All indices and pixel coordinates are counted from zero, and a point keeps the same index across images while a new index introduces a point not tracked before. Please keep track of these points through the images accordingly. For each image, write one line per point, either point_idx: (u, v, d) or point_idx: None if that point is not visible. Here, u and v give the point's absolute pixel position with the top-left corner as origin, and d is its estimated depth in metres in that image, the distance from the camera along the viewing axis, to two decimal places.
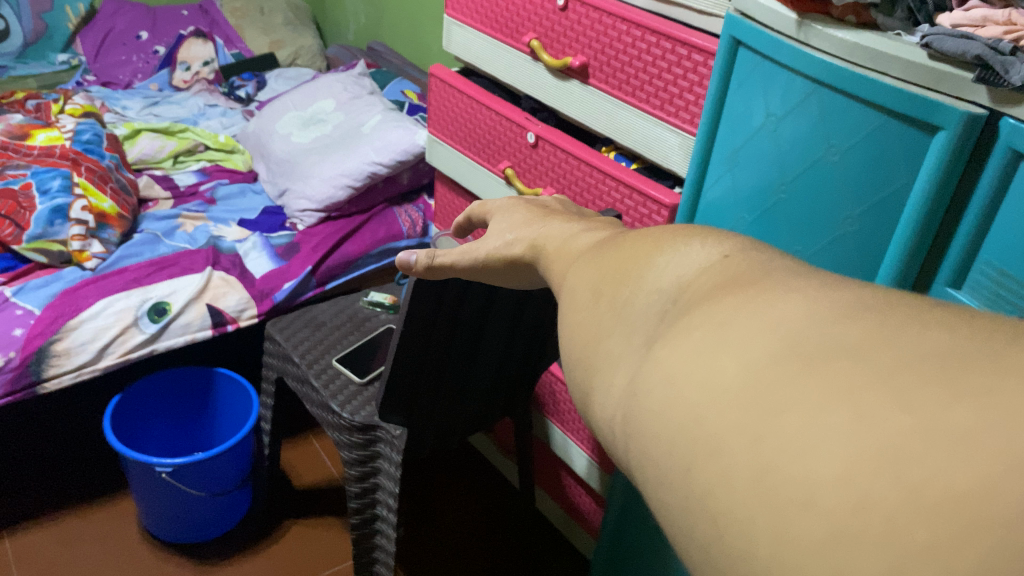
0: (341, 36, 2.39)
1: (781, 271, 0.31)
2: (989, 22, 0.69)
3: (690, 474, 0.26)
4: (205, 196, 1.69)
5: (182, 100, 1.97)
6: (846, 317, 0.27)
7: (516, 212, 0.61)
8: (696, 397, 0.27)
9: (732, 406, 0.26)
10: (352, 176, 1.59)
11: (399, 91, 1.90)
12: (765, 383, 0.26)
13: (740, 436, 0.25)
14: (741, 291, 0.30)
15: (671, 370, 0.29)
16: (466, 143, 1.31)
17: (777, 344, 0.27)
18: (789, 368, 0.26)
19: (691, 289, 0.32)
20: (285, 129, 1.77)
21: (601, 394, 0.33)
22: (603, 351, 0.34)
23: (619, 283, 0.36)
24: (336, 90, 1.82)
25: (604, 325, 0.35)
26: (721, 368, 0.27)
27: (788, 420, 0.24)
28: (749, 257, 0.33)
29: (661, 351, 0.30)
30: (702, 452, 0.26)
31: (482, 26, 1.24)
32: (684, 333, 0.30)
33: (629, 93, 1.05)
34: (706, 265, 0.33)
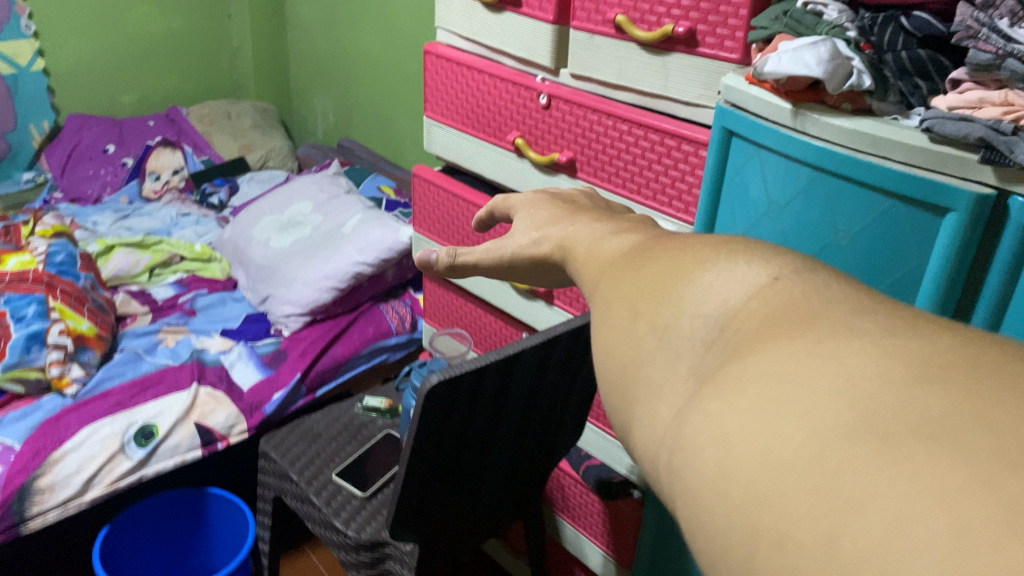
0: (311, 134, 2.40)
1: (843, 309, 0.28)
2: (986, 103, 0.70)
3: (750, 562, 0.24)
4: (184, 308, 1.65)
5: (154, 211, 1.95)
6: (920, 382, 0.24)
7: (541, 208, 0.58)
8: (755, 473, 0.25)
9: (796, 491, 0.23)
10: (335, 277, 1.56)
11: (375, 187, 1.90)
12: (834, 466, 0.23)
13: (808, 532, 0.23)
14: (796, 335, 0.28)
15: (722, 434, 0.27)
16: (454, 240, 1.30)
17: (847, 414, 0.24)
18: (861, 448, 0.23)
19: (741, 321, 0.30)
20: (261, 234, 1.75)
21: (642, 421, 0.31)
22: (643, 377, 0.32)
23: (655, 299, 0.33)
24: (312, 192, 1.82)
25: (643, 348, 0.32)
26: (782, 438, 0.25)
27: (867, 511, 0.22)
28: (804, 282, 0.31)
29: (708, 405, 0.28)
30: (764, 545, 0.24)
31: (464, 127, 1.24)
32: (734, 386, 0.27)
33: (619, 184, 1.06)
34: (754, 290, 0.31)
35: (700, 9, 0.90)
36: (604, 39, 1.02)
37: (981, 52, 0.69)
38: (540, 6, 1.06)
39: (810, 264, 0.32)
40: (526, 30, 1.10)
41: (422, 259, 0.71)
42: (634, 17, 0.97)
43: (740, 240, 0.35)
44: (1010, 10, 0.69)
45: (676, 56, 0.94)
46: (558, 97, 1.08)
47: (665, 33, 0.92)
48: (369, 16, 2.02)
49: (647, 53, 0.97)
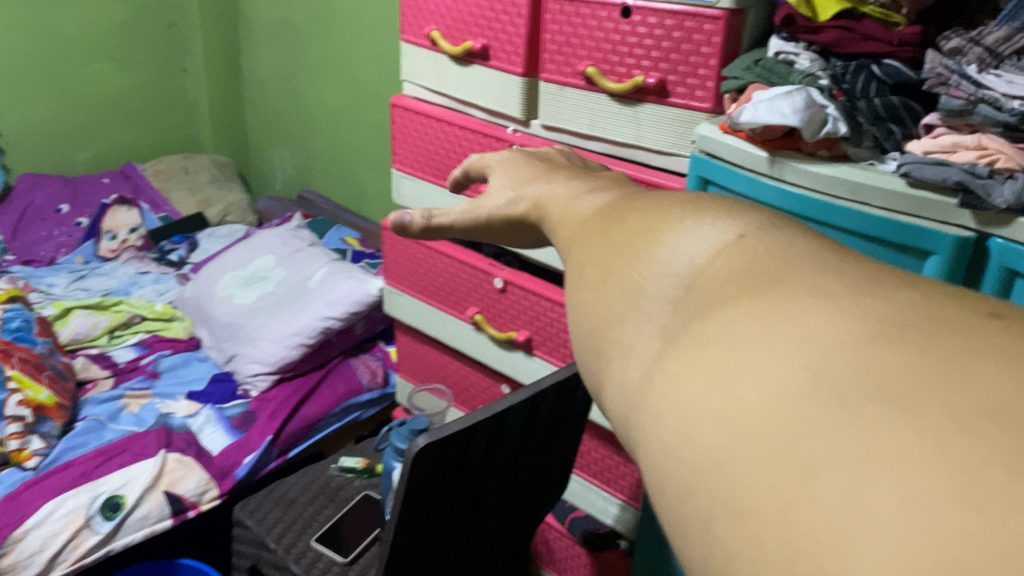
0: (270, 187, 2.38)
1: (799, 270, 0.29)
2: (961, 148, 0.71)
3: (708, 528, 0.24)
4: (147, 370, 1.60)
5: (111, 270, 1.90)
6: (872, 345, 0.24)
7: (520, 167, 0.55)
8: (714, 436, 0.25)
9: (755, 456, 0.24)
10: (304, 333, 1.53)
11: (339, 238, 1.88)
12: (790, 429, 0.24)
13: (765, 495, 0.23)
14: (754, 296, 0.28)
15: (683, 397, 0.27)
16: (428, 292, 1.28)
17: (803, 375, 0.24)
18: (816, 410, 0.23)
19: (706, 276, 0.30)
20: (224, 292, 1.71)
21: (611, 390, 0.31)
22: (613, 339, 0.32)
23: (620, 259, 0.34)
24: (275, 245, 1.79)
25: (612, 312, 0.32)
26: (740, 400, 0.25)
27: (821, 472, 0.22)
28: (764, 243, 0.31)
29: (668, 368, 0.28)
30: (724, 509, 0.24)
31: (435, 178, 1.23)
32: (694, 348, 0.28)
33: None
34: (718, 249, 0.31)
35: (671, 59, 0.91)
36: (576, 91, 1.02)
37: (953, 97, 0.70)
38: (509, 59, 1.07)
39: (771, 223, 0.33)
40: (495, 82, 1.10)
41: (395, 223, 0.65)
42: (605, 69, 0.98)
43: (696, 201, 0.36)
44: (977, 57, 0.71)
45: (648, 106, 0.95)
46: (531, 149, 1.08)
47: (637, 84, 0.93)
48: (327, 67, 2.02)
49: (618, 103, 0.98)
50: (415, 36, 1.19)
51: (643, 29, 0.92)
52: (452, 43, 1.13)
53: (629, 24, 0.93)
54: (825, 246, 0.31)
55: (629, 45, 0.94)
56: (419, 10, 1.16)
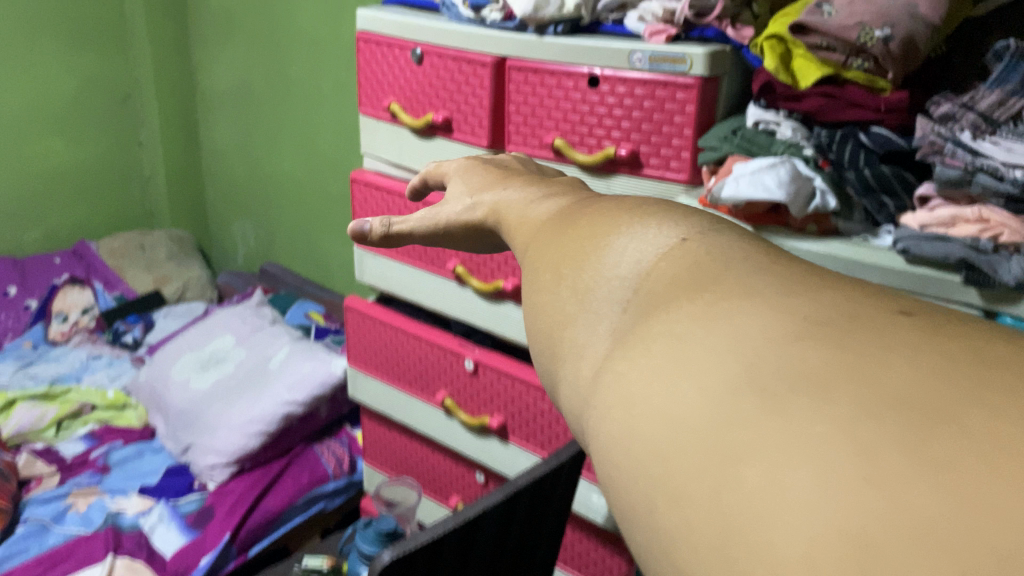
0: (231, 261, 2.32)
1: (730, 279, 0.33)
2: (960, 221, 0.66)
3: (659, 512, 0.27)
4: (96, 464, 1.50)
5: (61, 355, 1.80)
6: (798, 346, 0.28)
7: (476, 173, 0.60)
8: (664, 432, 0.28)
9: (698, 449, 0.27)
10: (265, 420, 1.44)
11: (303, 312, 1.80)
12: (726, 423, 0.27)
13: (705, 480, 0.26)
14: (692, 301, 0.32)
15: (636, 395, 0.30)
16: (394, 375, 1.20)
17: (739, 375, 0.28)
18: (748, 407, 0.26)
19: (651, 283, 0.35)
20: (180, 377, 1.61)
21: (568, 382, 0.37)
22: (570, 337, 0.38)
23: (576, 265, 0.39)
24: (234, 324, 1.70)
25: (567, 308, 0.38)
26: (686, 399, 0.28)
27: (751, 458, 0.25)
28: (698, 246, 0.36)
29: (622, 368, 0.32)
30: (670, 493, 0.27)
31: (398, 255, 1.15)
32: (641, 348, 0.32)
33: None
34: (658, 257, 0.37)
35: (642, 128, 0.87)
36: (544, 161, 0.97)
37: (950, 167, 0.66)
38: (473, 131, 1.01)
39: (707, 229, 0.38)
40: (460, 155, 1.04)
41: (356, 230, 0.66)
42: (574, 141, 0.93)
43: (647, 208, 0.41)
44: (971, 123, 0.67)
45: (620, 176, 0.90)
46: None
47: (607, 155, 0.88)
48: (288, 138, 1.98)
49: (589, 175, 0.93)
50: (374, 108, 1.14)
51: (612, 98, 0.88)
52: (413, 114, 1.08)
53: (597, 93, 0.89)
54: (763, 256, 0.35)
55: (598, 115, 0.89)
56: (378, 82, 1.11)
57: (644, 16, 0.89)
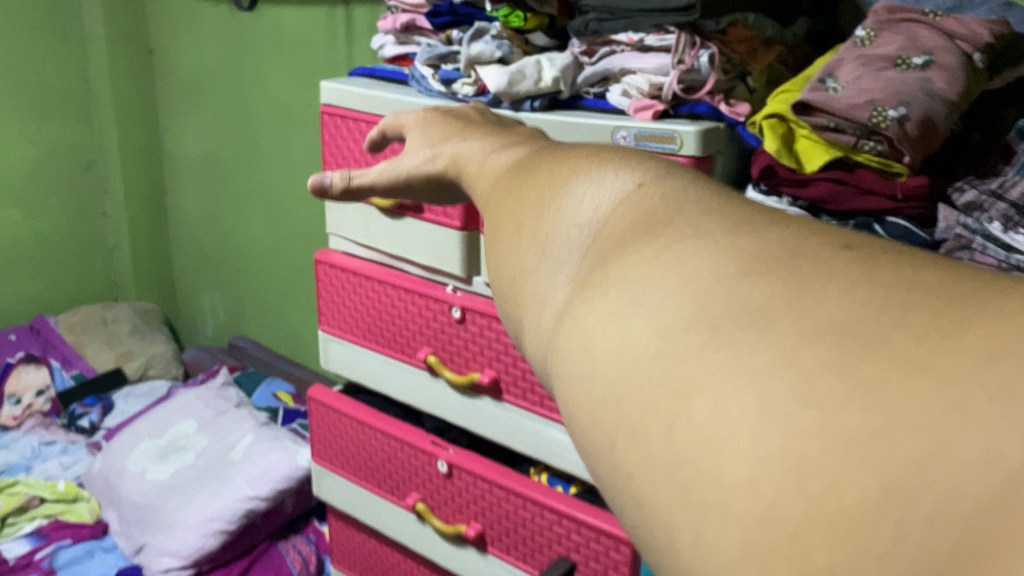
0: (201, 332, 2.22)
1: (689, 219, 0.31)
2: None
3: (613, 450, 0.26)
4: (41, 566, 1.37)
5: (12, 441, 1.69)
6: (740, 284, 0.26)
7: (436, 124, 0.56)
8: (615, 373, 0.27)
9: (650, 385, 0.26)
10: (224, 518, 1.33)
11: (271, 393, 1.70)
12: (675, 362, 0.25)
13: (657, 414, 0.25)
14: (645, 241, 0.30)
15: (587, 338, 0.29)
16: (362, 474, 1.09)
17: (685, 312, 0.26)
18: (694, 344, 0.25)
19: (611, 230, 0.33)
20: (136, 468, 1.48)
21: (530, 334, 0.35)
22: (528, 292, 0.35)
23: (534, 211, 0.37)
24: (196, 408, 1.59)
25: (526, 260, 0.36)
26: (633, 344, 0.27)
27: (697, 389, 0.24)
28: (661, 188, 0.34)
29: (573, 317, 0.30)
30: (623, 429, 0.26)
31: (366, 341, 1.06)
32: (594, 290, 0.30)
33: (539, 403, 0.89)
34: (617, 202, 0.34)
35: None
36: None
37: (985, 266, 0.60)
38: (444, 212, 0.93)
39: (669, 170, 0.36)
40: (430, 236, 0.96)
41: (317, 185, 0.66)
42: None
43: (606, 150, 0.38)
44: (1002, 214, 0.62)
45: None
46: (474, 310, 0.92)
47: None
48: (258, 205, 1.89)
49: None
50: None
51: None
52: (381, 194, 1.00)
53: None
54: (723, 198, 0.33)
55: None
56: (343, 157, 1.03)
57: (629, 88, 0.80)
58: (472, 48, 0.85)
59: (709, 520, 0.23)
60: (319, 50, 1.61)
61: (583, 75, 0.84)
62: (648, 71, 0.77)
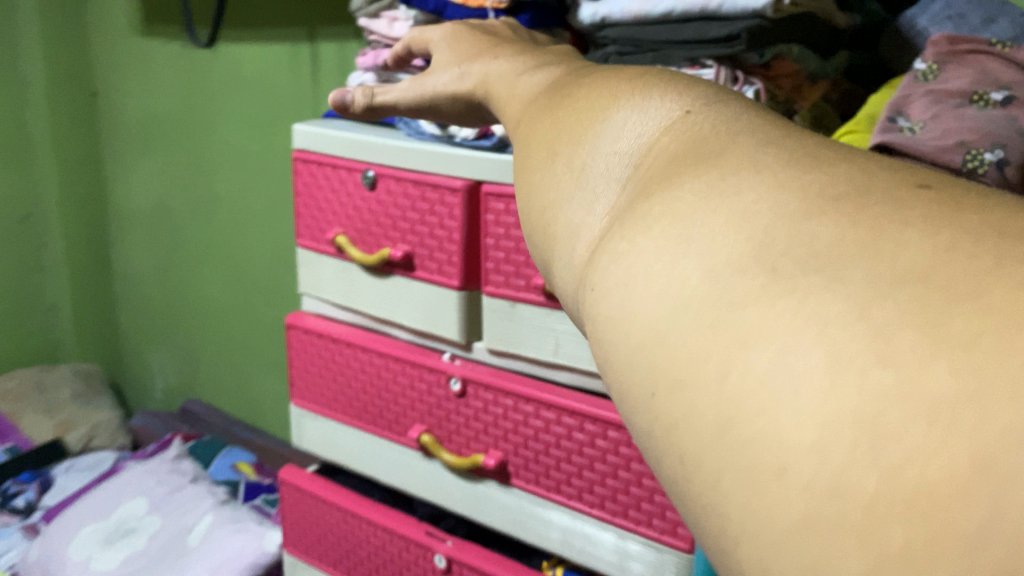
0: (148, 397, 2.06)
1: (744, 146, 0.30)
2: None
3: (654, 398, 0.24)
4: None
5: None
6: (802, 227, 0.24)
7: (463, 41, 0.61)
8: (661, 314, 0.25)
9: (699, 331, 0.23)
10: None
11: (228, 464, 1.55)
12: (726, 308, 0.23)
13: (708, 364, 0.22)
14: (701, 175, 0.29)
15: (632, 274, 0.27)
16: (343, 568, 0.96)
17: (741, 248, 0.24)
18: (751, 290, 0.23)
19: (655, 154, 0.33)
20: (80, 557, 1.30)
21: (561, 265, 0.34)
22: (562, 221, 0.35)
23: (573, 139, 0.37)
24: (147, 485, 1.43)
25: (563, 189, 0.36)
26: (682, 283, 0.25)
27: (757, 340, 0.21)
28: (710, 113, 0.34)
29: (612, 253, 0.29)
30: (667, 375, 0.24)
31: (345, 416, 0.93)
32: (638, 228, 0.29)
33: (555, 488, 0.78)
34: (659, 131, 0.34)
35: None
36: (531, 306, 0.77)
37: None
38: (440, 268, 0.82)
39: (716, 97, 0.36)
40: (423, 298, 0.84)
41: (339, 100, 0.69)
42: None
43: (653, 77, 0.38)
44: None
45: None
46: (476, 383, 0.80)
47: None
48: (210, 257, 1.77)
49: None
50: (315, 240, 0.93)
51: None
52: (364, 249, 0.88)
53: None
54: (777, 126, 0.32)
55: None
56: (319, 210, 0.91)
57: None
58: None
59: (767, 483, 0.20)
60: (283, 91, 1.51)
61: None
62: None
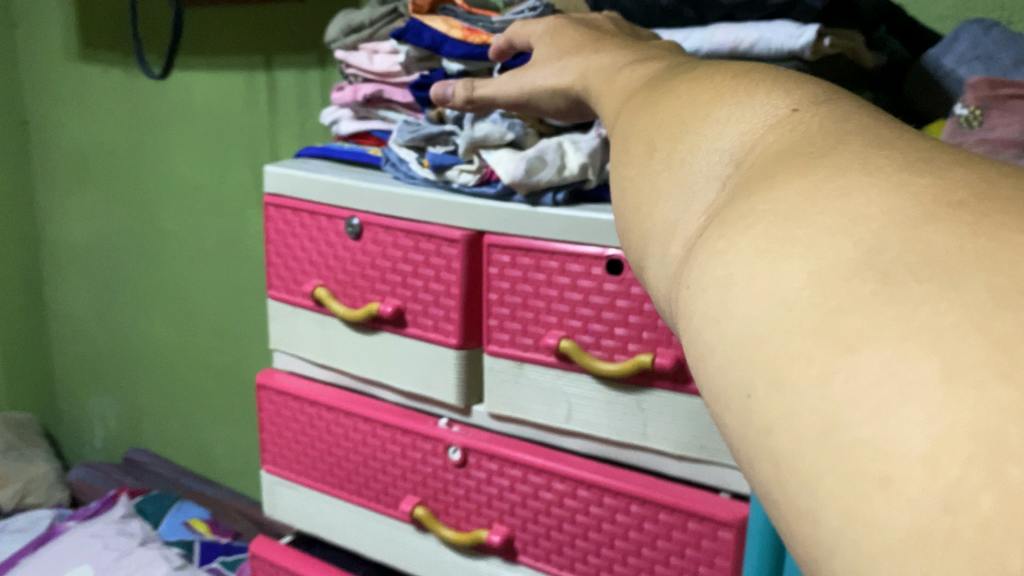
0: (86, 444, 1.93)
1: (865, 142, 0.25)
2: None
3: (749, 402, 0.21)
4: None
5: None
6: (923, 226, 0.20)
7: (566, 36, 0.54)
8: (765, 314, 0.21)
9: (802, 335, 0.20)
10: None
11: (179, 522, 1.45)
12: (833, 309, 0.19)
13: (810, 369, 0.19)
14: (815, 168, 0.24)
15: (733, 271, 0.23)
16: None
17: (857, 242, 0.21)
18: (864, 288, 0.19)
19: (757, 152, 0.27)
20: None
21: (655, 266, 0.29)
22: (657, 218, 0.30)
23: (672, 136, 0.31)
24: (92, 548, 1.30)
25: (658, 184, 0.31)
26: (787, 282, 0.21)
27: (866, 342, 0.18)
28: (823, 109, 0.28)
29: (709, 249, 0.25)
30: (768, 375, 0.20)
31: (326, 485, 0.85)
32: (739, 225, 0.24)
33: (567, 566, 0.71)
34: (763, 128, 0.28)
35: None
36: (540, 367, 0.71)
37: None
38: (435, 325, 0.75)
39: (832, 92, 0.29)
40: (415, 357, 0.77)
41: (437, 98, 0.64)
42: (585, 341, 0.68)
43: (759, 74, 0.31)
44: None
45: (657, 393, 0.66)
46: (477, 452, 0.73)
47: (643, 365, 0.64)
48: (156, 296, 1.66)
49: (608, 389, 0.68)
50: (289, 292, 0.85)
51: (625, 301, 0.65)
52: (347, 303, 0.80)
53: (619, 280, 0.65)
54: (897, 127, 0.26)
55: (622, 310, 0.66)
56: (294, 260, 0.83)
57: None
58: (477, 129, 0.70)
59: (869, 499, 0.17)
60: (236, 121, 1.42)
61: None
62: None
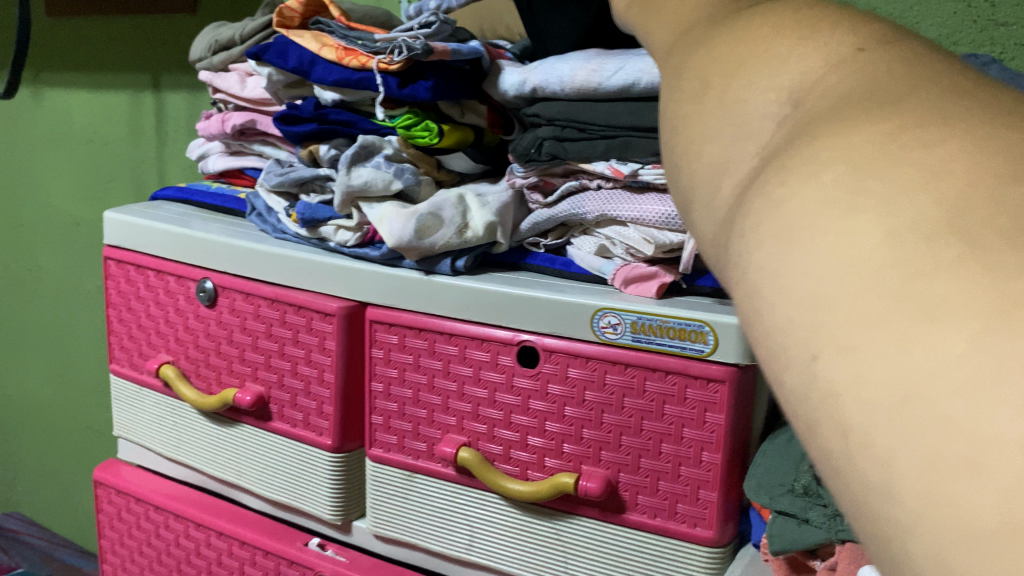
0: None
1: (941, 92, 0.13)
2: None
3: (814, 368, 0.12)
4: None
5: None
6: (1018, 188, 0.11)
7: None
8: (821, 261, 0.12)
9: (872, 289, 0.11)
10: None
11: None
12: (905, 269, 0.11)
13: (882, 334, 0.11)
14: (877, 114, 0.13)
15: (791, 217, 0.13)
16: None
17: (937, 199, 0.11)
18: (946, 252, 0.11)
19: (819, 98, 0.15)
20: None
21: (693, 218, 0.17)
22: (696, 160, 0.17)
23: (728, 64, 0.17)
24: None
25: (695, 124, 0.17)
26: (850, 231, 0.12)
27: (961, 303, 0.10)
28: (902, 57, 0.15)
29: (767, 195, 0.14)
30: (836, 329, 0.12)
31: None
32: (809, 157, 0.14)
33: None
34: (823, 69, 0.16)
35: (627, 448, 0.48)
36: (433, 480, 0.55)
37: None
38: (305, 421, 0.59)
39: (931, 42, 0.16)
40: (280, 458, 0.61)
41: None
42: (491, 451, 0.53)
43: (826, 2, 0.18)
44: None
45: (582, 523, 0.51)
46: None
47: (564, 489, 0.49)
48: (34, 342, 1.45)
49: (519, 511, 0.52)
50: (134, 367, 0.69)
51: (540, 403, 0.50)
52: (202, 386, 0.64)
53: (533, 375, 0.50)
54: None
55: (538, 415, 0.51)
56: (139, 330, 0.67)
57: (611, 243, 0.52)
58: (354, 175, 0.54)
59: (947, 488, 0.10)
60: (120, 150, 1.25)
61: (531, 218, 0.56)
62: (648, 224, 0.50)
